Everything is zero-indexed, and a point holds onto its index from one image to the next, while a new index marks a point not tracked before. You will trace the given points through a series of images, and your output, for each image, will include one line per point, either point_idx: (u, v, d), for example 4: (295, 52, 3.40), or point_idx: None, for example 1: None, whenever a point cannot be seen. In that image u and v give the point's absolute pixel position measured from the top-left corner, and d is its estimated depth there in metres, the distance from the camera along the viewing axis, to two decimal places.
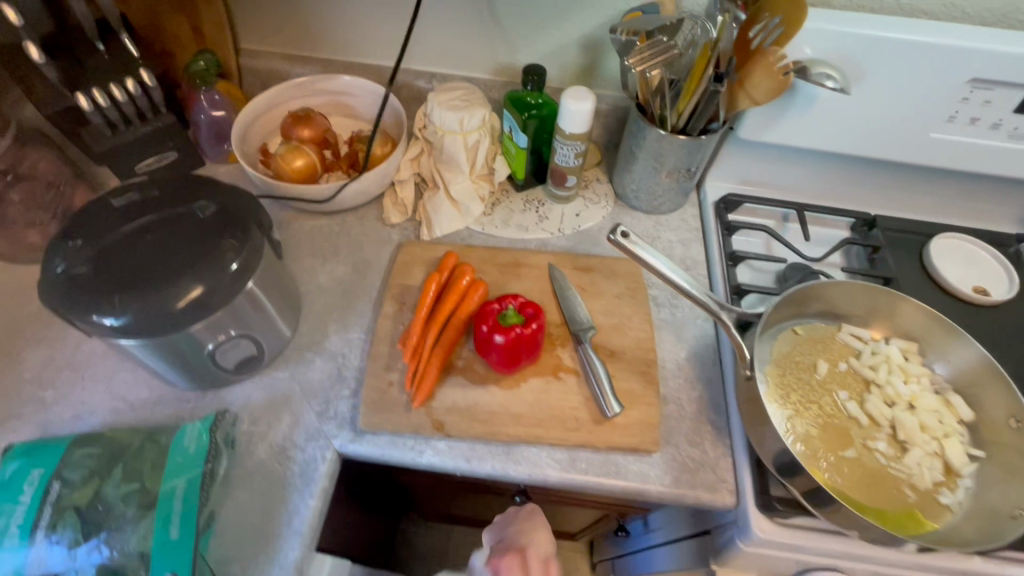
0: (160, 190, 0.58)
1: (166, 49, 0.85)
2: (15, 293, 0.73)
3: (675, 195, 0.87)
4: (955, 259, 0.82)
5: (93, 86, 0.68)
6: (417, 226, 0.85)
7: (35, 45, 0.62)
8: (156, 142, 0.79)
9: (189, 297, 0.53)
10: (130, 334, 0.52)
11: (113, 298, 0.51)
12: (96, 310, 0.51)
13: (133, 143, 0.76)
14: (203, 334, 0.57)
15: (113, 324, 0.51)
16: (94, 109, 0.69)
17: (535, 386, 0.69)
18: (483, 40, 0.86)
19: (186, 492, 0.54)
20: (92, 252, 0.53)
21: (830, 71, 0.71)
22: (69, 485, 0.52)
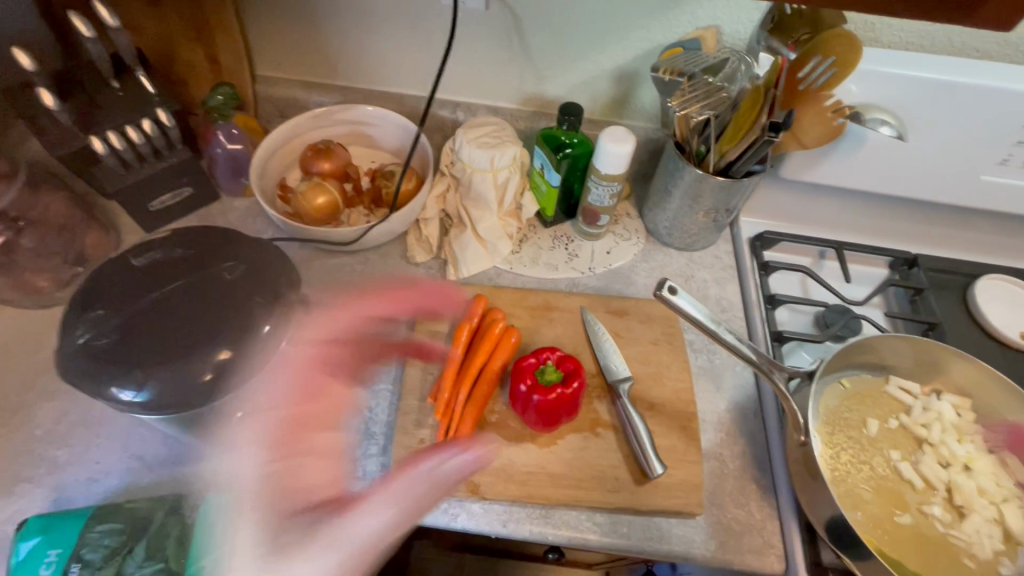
0: (182, 249, 0.57)
1: (181, 79, 0.81)
2: (19, 340, 0.69)
3: (710, 232, 0.83)
4: (1001, 302, 0.79)
5: (108, 129, 0.66)
6: (443, 265, 0.82)
7: (48, 90, 0.60)
8: (173, 180, 0.76)
9: (216, 365, 0.50)
10: (153, 409, 0.49)
11: (138, 372, 0.48)
12: (118, 383, 0.48)
13: (147, 181, 0.73)
14: None
15: (136, 398, 0.48)
16: (110, 152, 0.67)
17: (573, 443, 0.66)
18: (511, 70, 0.83)
19: (213, 571, 0.52)
20: (115, 321, 0.51)
21: (886, 116, 0.68)
22: (90, 566, 0.50)
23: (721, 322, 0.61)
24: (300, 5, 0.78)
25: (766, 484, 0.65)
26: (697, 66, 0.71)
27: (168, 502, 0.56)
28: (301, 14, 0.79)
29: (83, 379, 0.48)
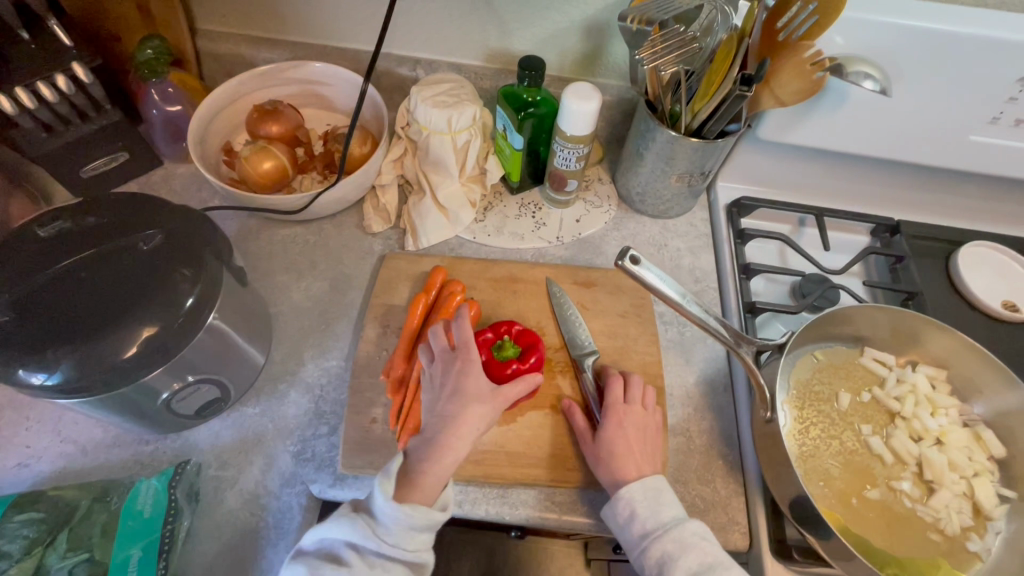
0: (97, 216, 0.51)
1: (111, 32, 0.74)
2: None
3: (685, 199, 0.79)
4: (984, 270, 0.76)
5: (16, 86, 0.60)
6: (402, 234, 0.78)
7: None
8: (104, 144, 0.70)
9: (139, 341, 0.46)
10: (69, 390, 0.45)
11: (45, 353, 0.44)
12: (23, 366, 0.44)
13: (75, 145, 0.67)
14: (160, 381, 0.50)
15: (46, 382, 0.44)
16: (22, 112, 0.62)
17: (533, 421, 0.63)
18: (473, 23, 0.76)
19: (142, 561, 0.50)
20: (17, 297, 0.46)
21: (869, 69, 0.62)
22: (6, 557, 0.47)
23: (686, 291, 0.57)
24: None
25: (733, 460, 0.63)
26: (668, 13, 0.63)
27: (97, 489, 0.52)
28: None
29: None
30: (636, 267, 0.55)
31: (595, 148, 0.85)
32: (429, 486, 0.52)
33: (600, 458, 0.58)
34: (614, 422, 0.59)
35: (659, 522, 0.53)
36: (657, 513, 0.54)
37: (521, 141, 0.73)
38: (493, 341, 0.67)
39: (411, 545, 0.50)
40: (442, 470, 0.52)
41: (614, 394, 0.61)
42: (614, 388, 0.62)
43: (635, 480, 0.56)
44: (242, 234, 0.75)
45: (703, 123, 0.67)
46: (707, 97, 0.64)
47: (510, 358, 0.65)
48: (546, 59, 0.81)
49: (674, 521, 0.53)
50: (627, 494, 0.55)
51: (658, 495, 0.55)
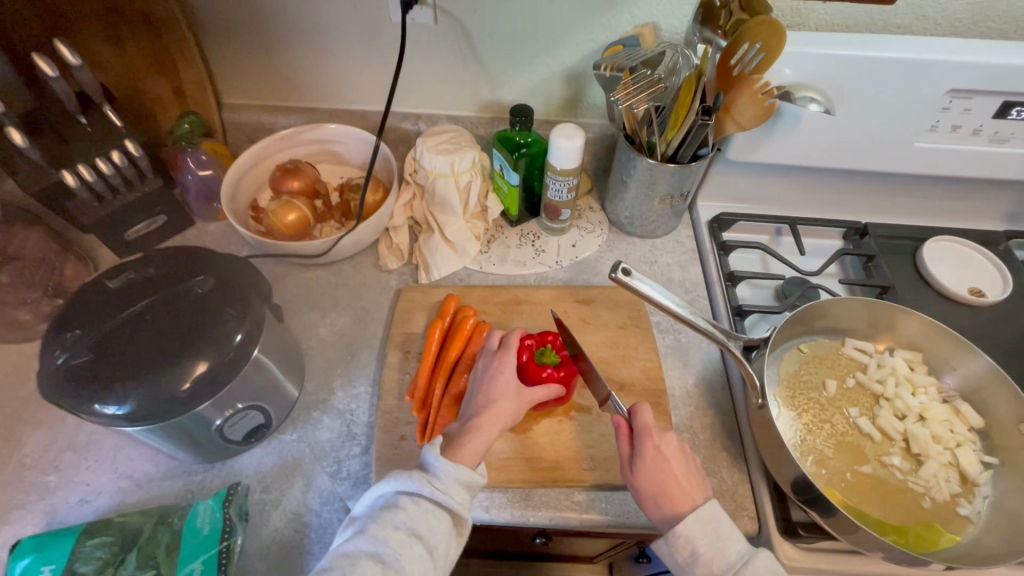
0: (154, 267, 0.59)
1: (149, 111, 0.84)
2: (10, 374, 0.71)
3: (668, 218, 0.87)
4: (949, 261, 0.84)
5: (78, 163, 0.69)
6: (415, 269, 0.85)
7: (18, 130, 0.63)
8: (146, 208, 0.79)
9: (193, 376, 0.53)
10: (138, 419, 0.51)
11: (116, 387, 0.51)
12: (98, 401, 0.50)
13: (122, 211, 0.76)
14: (210, 411, 0.56)
15: (118, 413, 0.50)
16: (82, 185, 0.70)
17: (548, 428, 0.68)
18: (466, 80, 0.87)
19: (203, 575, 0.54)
20: (93, 341, 0.52)
21: (812, 94, 0.72)
22: None
23: (674, 299, 0.63)
24: (258, 32, 0.82)
25: (736, 450, 0.68)
26: (636, 60, 0.73)
27: (158, 513, 0.57)
28: (260, 41, 0.83)
29: (64, 394, 0.50)
30: (629, 277, 0.60)
31: (584, 180, 0.94)
32: (468, 454, 0.57)
33: (648, 491, 0.56)
34: (654, 458, 0.57)
35: (726, 562, 0.52)
36: (722, 552, 0.52)
37: (518, 177, 0.81)
38: (532, 347, 0.72)
39: (458, 498, 0.54)
40: (479, 441, 0.58)
41: (648, 429, 0.59)
42: (645, 419, 0.60)
43: (690, 513, 0.55)
44: (270, 281, 0.82)
45: (677, 150, 0.76)
46: (677, 127, 0.73)
47: (547, 363, 0.70)
48: (533, 106, 0.91)
49: (740, 559, 0.52)
50: (685, 532, 0.53)
51: (717, 528, 0.54)
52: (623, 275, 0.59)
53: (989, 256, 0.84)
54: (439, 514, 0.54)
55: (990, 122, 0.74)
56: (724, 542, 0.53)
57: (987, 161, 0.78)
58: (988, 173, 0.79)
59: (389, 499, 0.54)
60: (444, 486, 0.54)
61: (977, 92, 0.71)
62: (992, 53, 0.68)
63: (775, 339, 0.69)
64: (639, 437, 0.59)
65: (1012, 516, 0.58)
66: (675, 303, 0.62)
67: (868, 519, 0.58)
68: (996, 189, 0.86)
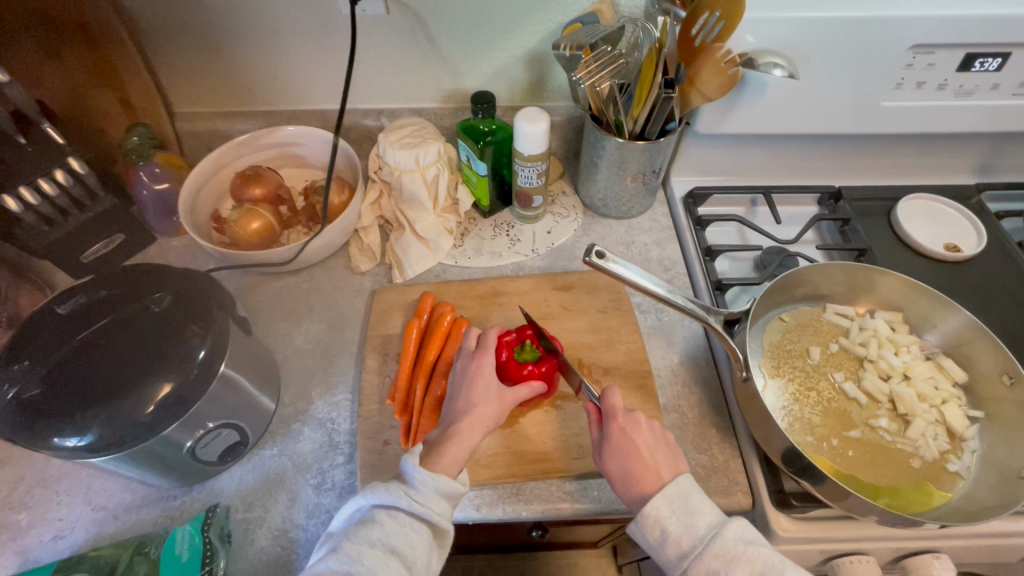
0: (107, 289, 0.56)
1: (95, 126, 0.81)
2: None
3: (643, 197, 0.85)
4: (923, 219, 0.83)
5: (20, 185, 0.66)
6: (389, 269, 0.83)
7: None
8: (101, 227, 0.76)
9: (158, 398, 0.50)
10: (101, 449, 0.49)
11: (76, 417, 0.48)
12: (55, 433, 0.47)
13: (74, 232, 0.73)
14: (179, 433, 0.54)
15: (79, 444, 0.48)
16: (26, 208, 0.67)
17: (535, 420, 0.67)
18: (425, 70, 0.84)
19: None
20: (45, 371, 0.50)
21: (775, 59, 0.70)
22: None
23: (650, 279, 0.61)
24: (203, 35, 0.78)
25: (725, 426, 0.67)
26: (596, 37, 0.70)
27: (134, 544, 0.56)
28: (206, 44, 0.79)
29: (19, 429, 0.47)
30: (605, 261, 0.59)
31: (555, 165, 0.93)
32: (449, 462, 0.56)
33: (616, 472, 0.56)
34: (619, 437, 0.57)
35: (695, 537, 0.51)
36: (692, 528, 0.51)
37: (485, 167, 0.79)
38: (512, 344, 0.71)
39: (437, 508, 0.53)
40: (459, 449, 0.57)
41: (615, 410, 0.59)
42: (613, 401, 0.59)
43: (658, 491, 0.54)
44: (238, 293, 0.79)
45: (644, 126, 0.75)
46: (642, 103, 0.72)
47: (528, 360, 0.70)
48: (496, 92, 0.89)
49: (709, 532, 0.51)
50: (654, 509, 0.52)
51: (685, 503, 0.53)
52: (598, 258, 0.57)
53: (962, 209, 0.84)
54: (419, 527, 0.52)
55: (955, 76, 0.73)
56: (693, 517, 0.52)
57: (954, 116, 0.78)
58: (955, 128, 0.79)
59: (366, 513, 0.52)
60: (424, 497, 0.52)
61: (940, 46, 0.70)
62: (953, 4, 0.67)
63: (756, 311, 0.68)
64: (606, 419, 0.59)
65: (1001, 468, 0.58)
66: (653, 284, 0.61)
67: (859, 483, 0.58)
68: (964, 143, 0.86)
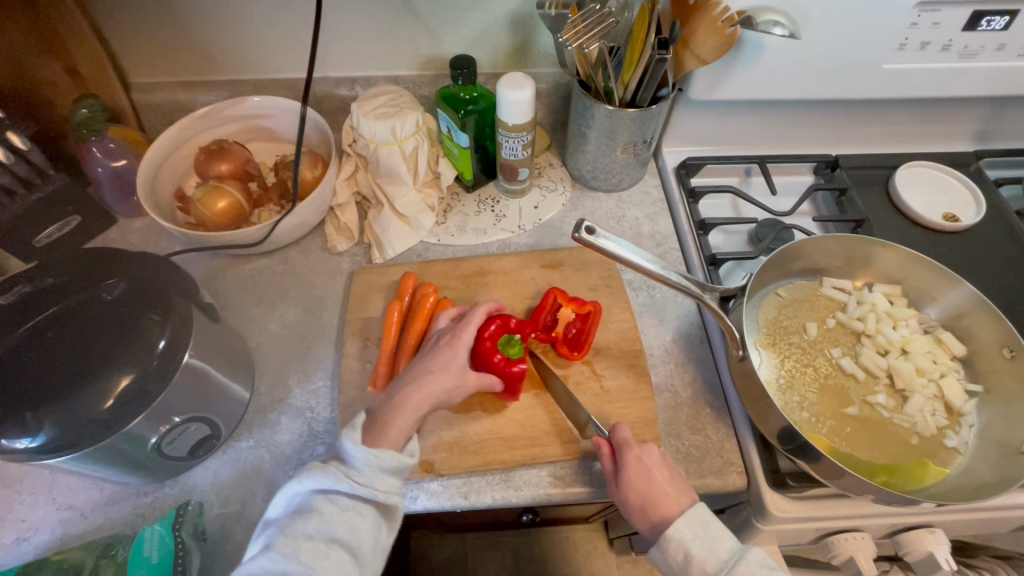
0: (54, 276, 0.52)
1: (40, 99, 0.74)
2: None
3: (633, 169, 0.81)
4: (922, 188, 0.81)
5: None
6: (368, 249, 0.79)
7: None
8: (54, 208, 0.71)
9: (117, 392, 0.47)
10: (55, 450, 0.45)
11: (25, 416, 0.44)
12: (4, 434, 0.44)
13: (24, 214, 0.68)
14: (144, 428, 0.50)
15: (32, 445, 0.44)
16: None
17: (524, 403, 0.64)
18: (401, 34, 0.78)
19: None
20: None
21: (775, 16, 0.64)
22: None
23: (641, 256, 0.58)
24: None
25: (719, 405, 0.65)
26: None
27: (102, 546, 0.53)
28: (158, 5, 0.73)
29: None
30: (594, 237, 0.56)
31: (541, 135, 0.88)
32: (394, 434, 0.54)
33: (638, 506, 0.54)
34: (639, 469, 0.55)
35: (719, 561, 0.51)
36: (715, 551, 0.51)
37: (467, 139, 0.75)
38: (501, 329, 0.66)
39: (383, 487, 0.51)
40: (406, 419, 0.55)
41: (628, 441, 0.56)
42: (624, 434, 0.57)
43: (679, 516, 0.53)
44: (208, 277, 0.75)
45: (635, 93, 0.70)
46: (632, 68, 0.67)
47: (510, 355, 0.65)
48: (478, 58, 0.83)
49: (733, 556, 0.51)
50: (677, 536, 0.52)
51: (706, 527, 0.53)
52: (586, 233, 0.54)
53: (962, 179, 0.81)
54: (362, 509, 0.51)
55: (960, 36, 0.70)
56: (715, 542, 0.52)
57: (956, 78, 0.74)
58: (958, 91, 0.76)
59: (306, 499, 0.50)
60: (366, 479, 0.51)
61: (946, 3, 0.66)
62: None
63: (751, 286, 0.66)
64: (620, 451, 0.56)
65: (999, 442, 0.57)
66: (644, 260, 0.58)
67: (856, 462, 0.56)
68: (964, 107, 0.83)
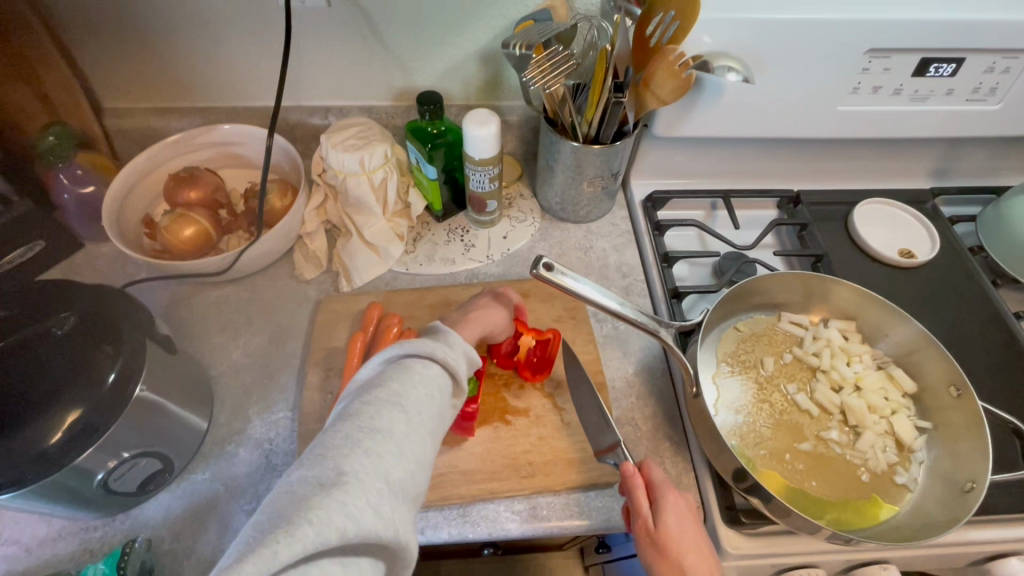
0: (4, 308, 0.51)
1: None
2: None
3: (601, 201, 0.83)
4: (879, 224, 0.83)
5: None
6: (336, 277, 0.79)
7: None
8: (19, 235, 0.70)
9: (64, 426, 0.47)
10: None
11: None
12: None
13: None
14: (92, 463, 0.50)
15: None
16: None
17: (484, 437, 0.64)
18: (373, 67, 0.80)
19: None
20: None
21: (730, 62, 0.68)
22: None
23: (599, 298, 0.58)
24: (127, 25, 0.72)
25: (678, 439, 0.66)
26: (548, 34, 0.67)
27: None
28: (131, 34, 0.74)
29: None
30: (554, 274, 0.56)
31: (511, 166, 0.90)
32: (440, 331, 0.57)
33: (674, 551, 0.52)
34: (674, 509, 0.54)
35: None
36: None
37: (435, 171, 0.77)
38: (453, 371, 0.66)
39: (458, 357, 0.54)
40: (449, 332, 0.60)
41: (666, 481, 0.55)
42: (658, 473, 0.56)
43: None
44: (173, 304, 0.75)
45: (598, 129, 0.72)
46: (595, 104, 0.69)
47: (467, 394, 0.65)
48: (449, 91, 0.85)
49: None
50: None
51: None
52: (545, 270, 0.55)
53: (917, 215, 0.84)
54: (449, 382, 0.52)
55: (910, 81, 0.73)
56: None
57: (909, 120, 0.77)
58: (911, 132, 0.79)
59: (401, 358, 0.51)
60: (455, 353, 0.53)
61: (895, 51, 0.69)
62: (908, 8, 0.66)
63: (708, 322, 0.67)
64: (660, 491, 0.54)
65: (947, 479, 0.58)
66: (606, 298, 0.59)
67: (808, 498, 0.57)
68: (919, 147, 0.86)
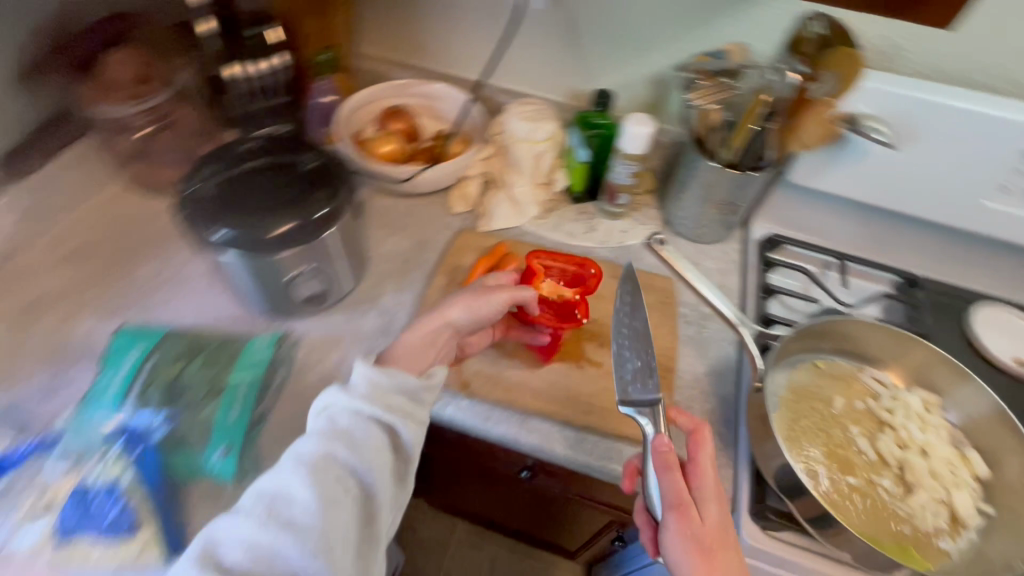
0: (275, 144, 0.73)
1: None
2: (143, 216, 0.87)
3: (719, 227, 0.91)
4: (998, 330, 0.82)
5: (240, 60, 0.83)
6: (477, 218, 0.95)
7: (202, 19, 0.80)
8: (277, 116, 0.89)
9: (281, 228, 0.64)
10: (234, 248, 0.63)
11: (227, 217, 0.63)
12: (211, 223, 0.63)
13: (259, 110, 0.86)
14: (286, 263, 0.67)
15: (222, 236, 0.62)
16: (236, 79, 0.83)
17: (558, 369, 0.74)
18: (564, 66, 0.97)
19: (246, 391, 0.67)
20: (220, 181, 0.66)
21: (878, 125, 0.75)
22: (163, 359, 0.68)
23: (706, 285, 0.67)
24: None
25: (727, 437, 0.71)
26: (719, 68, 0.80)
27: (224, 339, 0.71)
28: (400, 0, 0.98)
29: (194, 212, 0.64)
30: None
31: (648, 178, 1.01)
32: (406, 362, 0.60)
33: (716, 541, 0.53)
34: (701, 497, 0.55)
35: None
36: None
37: (587, 156, 0.91)
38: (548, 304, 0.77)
39: (393, 403, 0.55)
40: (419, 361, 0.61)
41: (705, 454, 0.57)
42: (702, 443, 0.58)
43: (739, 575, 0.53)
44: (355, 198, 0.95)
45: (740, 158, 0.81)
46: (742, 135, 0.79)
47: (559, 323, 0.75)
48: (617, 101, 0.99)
49: None
50: None
51: None
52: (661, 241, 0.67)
53: None
54: (387, 455, 0.52)
55: None
56: None
57: None
58: None
59: (308, 454, 0.50)
60: (370, 397, 0.54)
61: None
62: None
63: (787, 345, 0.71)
64: (694, 462, 0.57)
65: (995, 562, 0.58)
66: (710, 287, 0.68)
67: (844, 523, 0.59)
68: None
